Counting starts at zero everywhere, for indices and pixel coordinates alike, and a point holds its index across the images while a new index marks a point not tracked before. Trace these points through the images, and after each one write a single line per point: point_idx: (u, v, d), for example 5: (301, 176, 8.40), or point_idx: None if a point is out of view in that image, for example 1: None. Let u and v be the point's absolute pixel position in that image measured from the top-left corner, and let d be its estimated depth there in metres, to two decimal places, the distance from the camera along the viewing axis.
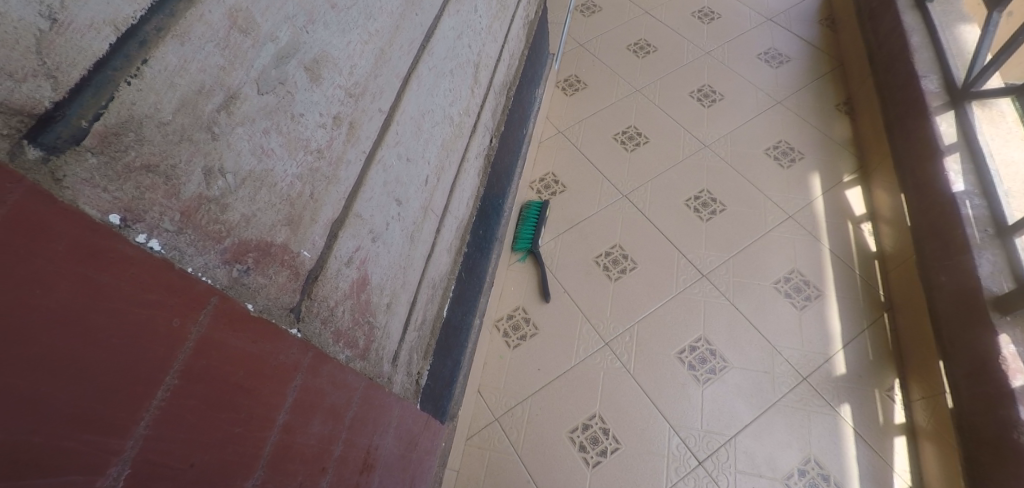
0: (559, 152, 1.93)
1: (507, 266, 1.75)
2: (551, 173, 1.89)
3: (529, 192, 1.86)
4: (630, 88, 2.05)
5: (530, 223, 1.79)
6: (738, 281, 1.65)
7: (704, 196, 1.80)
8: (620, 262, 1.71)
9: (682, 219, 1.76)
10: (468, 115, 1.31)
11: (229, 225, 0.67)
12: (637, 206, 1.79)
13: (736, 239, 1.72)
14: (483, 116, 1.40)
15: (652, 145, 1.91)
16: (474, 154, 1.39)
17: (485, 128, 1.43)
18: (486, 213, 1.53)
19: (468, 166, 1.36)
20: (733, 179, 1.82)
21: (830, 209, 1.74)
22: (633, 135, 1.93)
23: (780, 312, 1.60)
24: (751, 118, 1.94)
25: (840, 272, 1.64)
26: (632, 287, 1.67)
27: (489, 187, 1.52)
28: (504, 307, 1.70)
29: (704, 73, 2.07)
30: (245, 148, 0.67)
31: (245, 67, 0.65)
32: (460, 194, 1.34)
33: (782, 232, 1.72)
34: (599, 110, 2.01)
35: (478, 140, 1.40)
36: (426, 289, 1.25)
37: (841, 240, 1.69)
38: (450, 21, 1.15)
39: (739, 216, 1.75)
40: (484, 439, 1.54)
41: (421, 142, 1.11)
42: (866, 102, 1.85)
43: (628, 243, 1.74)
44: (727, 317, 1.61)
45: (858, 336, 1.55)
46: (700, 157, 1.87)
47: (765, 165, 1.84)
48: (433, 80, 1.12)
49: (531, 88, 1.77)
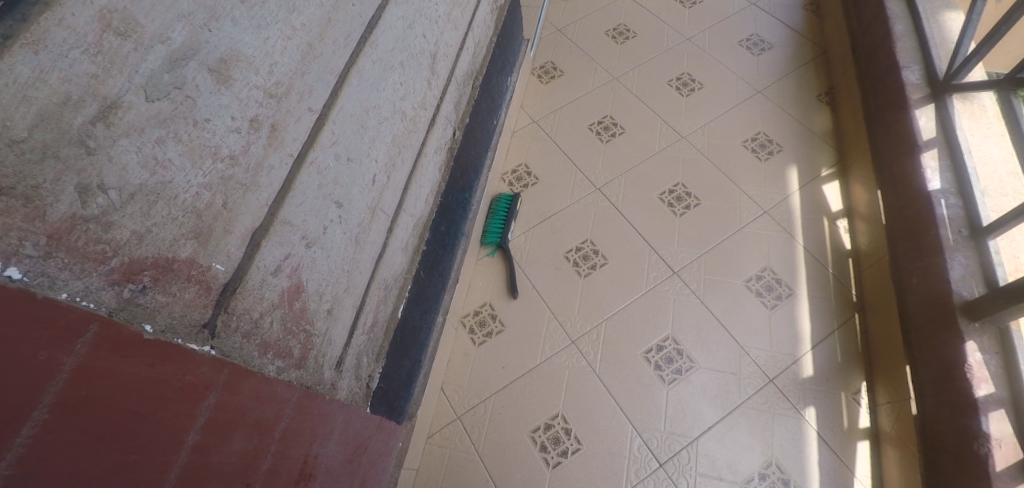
0: (532, 143, 1.87)
1: (475, 262, 1.71)
2: (524, 164, 1.83)
3: (501, 184, 1.80)
4: (607, 76, 1.98)
5: (500, 216, 1.73)
6: (709, 279, 1.61)
7: (677, 189, 1.74)
8: (590, 258, 1.67)
9: (656, 214, 1.71)
10: (424, 109, 1.26)
11: (115, 244, 0.62)
12: (610, 200, 1.74)
13: (709, 235, 1.67)
14: (443, 108, 1.35)
15: (628, 135, 1.85)
16: (434, 151, 1.34)
17: (446, 121, 1.37)
18: (450, 210, 1.48)
19: (426, 161, 1.31)
20: (710, 172, 1.76)
21: (807, 204, 1.69)
22: (609, 126, 1.87)
23: (751, 311, 1.56)
24: (731, 108, 1.87)
25: (813, 270, 1.59)
26: (602, 287, 1.63)
27: (453, 182, 1.47)
28: (470, 303, 1.68)
29: (685, 60, 1.99)
30: (133, 161, 0.62)
31: (127, 73, 0.60)
32: (416, 191, 1.28)
33: (756, 228, 1.67)
34: (576, 98, 1.94)
35: (438, 135, 1.34)
36: (376, 291, 1.21)
37: (817, 237, 1.64)
38: (398, 10, 1.09)
39: (714, 212, 1.70)
40: (445, 438, 1.53)
41: (365, 142, 1.05)
42: (847, 92, 1.78)
43: (598, 238, 1.69)
44: (695, 316, 1.57)
45: (827, 337, 1.51)
46: (677, 148, 1.81)
47: (742, 158, 1.78)
48: (378, 75, 1.06)
49: (502, 76, 1.70)
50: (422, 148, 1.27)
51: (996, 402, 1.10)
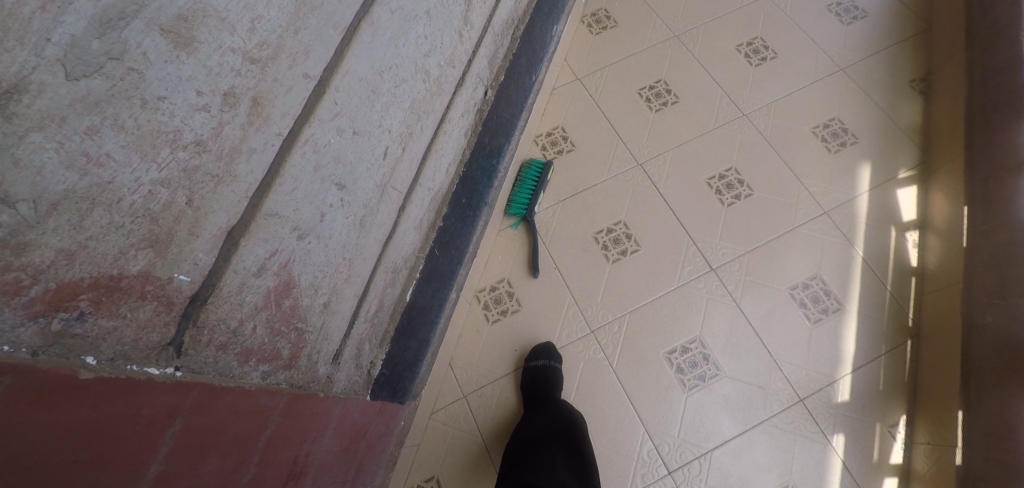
0: (573, 103, 1.67)
1: (496, 232, 1.57)
2: (561, 127, 1.64)
3: (533, 147, 1.62)
4: (666, 33, 1.74)
5: (528, 185, 1.56)
6: (751, 281, 1.46)
7: (727, 175, 1.56)
8: (621, 242, 1.52)
9: (701, 200, 1.54)
10: (452, 67, 1.06)
11: (31, 269, 0.48)
12: (652, 179, 1.57)
13: (757, 231, 1.50)
14: (475, 65, 1.14)
15: (681, 106, 1.64)
16: (461, 115, 1.15)
17: (478, 80, 1.18)
18: (474, 180, 1.31)
19: (450, 128, 1.12)
20: (768, 159, 1.57)
21: (876, 208, 1.50)
22: (661, 92, 1.66)
23: (791, 322, 1.42)
24: (805, 85, 1.65)
25: (868, 284, 1.44)
26: (631, 278, 1.49)
27: (480, 149, 1.29)
28: (487, 279, 1.56)
29: (759, 22, 1.74)
30: (50, 160, 0.46)
31: (31, 42, 0.43)
32: (435, 163, 1.11)
33: (811, 229, 1.49)
34: (628, 57, 1.71)
35: (466, 96, 1.14)
36: (382, 275, 1.07)
37: (880, 247, 1.46)
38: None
39: (767, 205, 1.52)
40: (449, 415, 1.47)
41: (375, 111, 0.87)
42: (948, 82, 1.54)
43: (632, 221, 1.54)
44: (730, 320, 1.43)
45: (872, 361, 1.38)
46: (735, 127, 1.61)
47: (807, 146, 1.58)
48: (399, 28, 0.86)
49: (548, 23, 1.48)
50: (445, 113, 1.09)
51: None
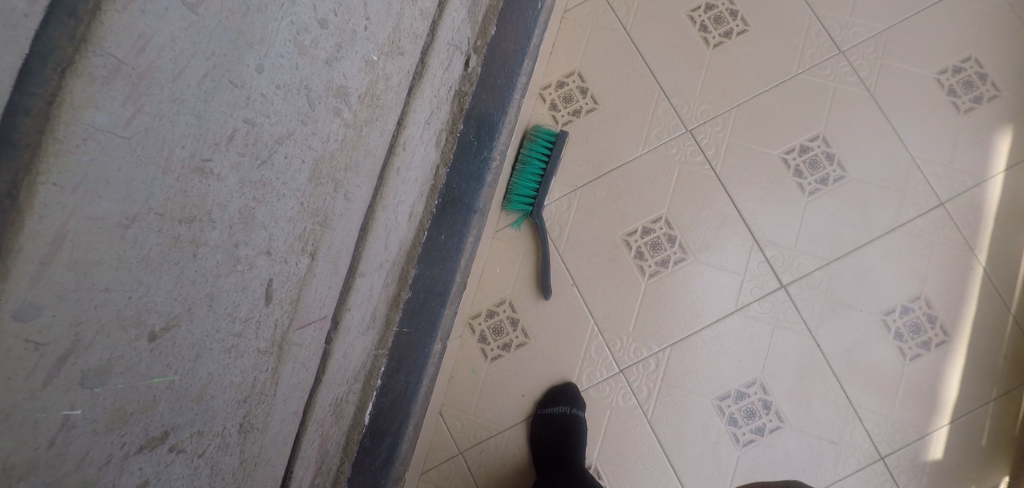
0: (590, 35, 1.10)
1: (494, 232, 1.09)
2: (578, 73, 1.09)
3: (539, 104, 1.08)
4: None
5: (534, 168, 1.05)
6: (831, 302, 1.07)
7: (813, 146, 1.07)
8: (661, 248, 1.07)
9: (772, 185, 1.06)
10: (389, 60, 0.54)
11: None
12: (709, 154, 1.06)
13: (849, 227, 1.07)
14: (435, 36, 0.62)
15: (751, 39, 1.09)
16: (419, 125, 0.63)
17: (445, 59, 0.65)
18: (459, 200, 0.81)
19: (404, 160, 0.62)
20: (871, 123, 1.07)
21: (1010, 197, 1.05)
22: (722, 16, 1.09)
23: (881, 358, 1.06)
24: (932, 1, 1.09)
25: (988, 304, 1.05)
26: (682, 300, 1.07)
27: (465, 153, 0.77)
28: (483, 301, 1.09)
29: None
30: None
31: None
32: (388, 225, 0.61)
33: (920, 227, 1.06)
34: None
35: (422, 93, 0.62)
36: (313, 434, 0.61)
37: (1007, 254, 1.05)
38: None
39: (863, 192, 1.07)
40: (444, 476, 1.09)
41: (207, 244, 0.38)
42: None
43: (679, 217, 1.07)
44: (804, 350, 1.07)
45: (978, 409, 1.04)
46: (824, 72, 1.08)
47: (923, 99, 1.07)
48: (226, 47, 0.34)
49: None
50: (386, 144, 0.58)
51: None
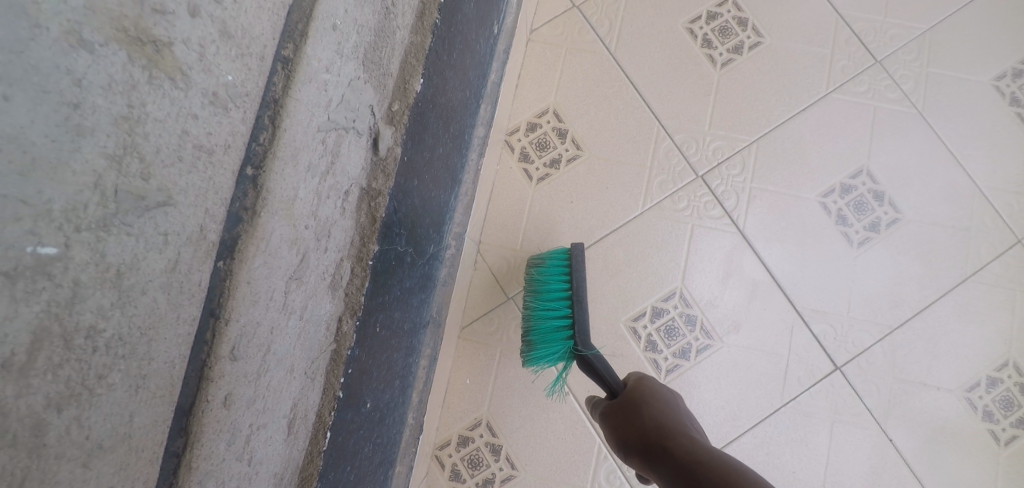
0: (565, 61, 0.81)
1: (460, 331, 0.81)
2: (553, 111, 0.80)
3: (506, 154, 0.80)
4: None
5: (556, 295, 0.70)
6: (900, 382, 0.76)
7: (855, 184, 0.77)
8: (678, 334, 0.78)
9: (807, 242, 0.77)
10: (105, 235, 0.19)
11: None
12: (723, 207, 0.78)
13: (908, 283, 0.76)
14: (285, 100, 0.26)
15: (769, 56, 0.79)
16: (263, 289, 0.29)
17: (312, 154, 0.30)
18: (392, 336, 0.52)
19: (243, 372, 0.29)
20: (924, 146, 0.77)
21: None
22: (727, 29, 0.80)
23: (967, 447, 0.75)
24: None
25: None
26: (706, 400, 0.76)
27: (394, 274, 0.47)
28: (452, 424, 0.81)
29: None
30: None
31: None
32: (261, 468, 0.33)
33: (995, 273, 0.76)
34: None
35: (271, 234, 0.27)
36: None
37: None
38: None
39: (924, 237, 0.77)
40: None
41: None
42: None
43: (698, 289, 0.78)
44: (874, 452, 0.76)
45: None
46: (865, 85, 0.78)
47: (984, 123, 0.77)
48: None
49: None
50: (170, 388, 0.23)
51: None
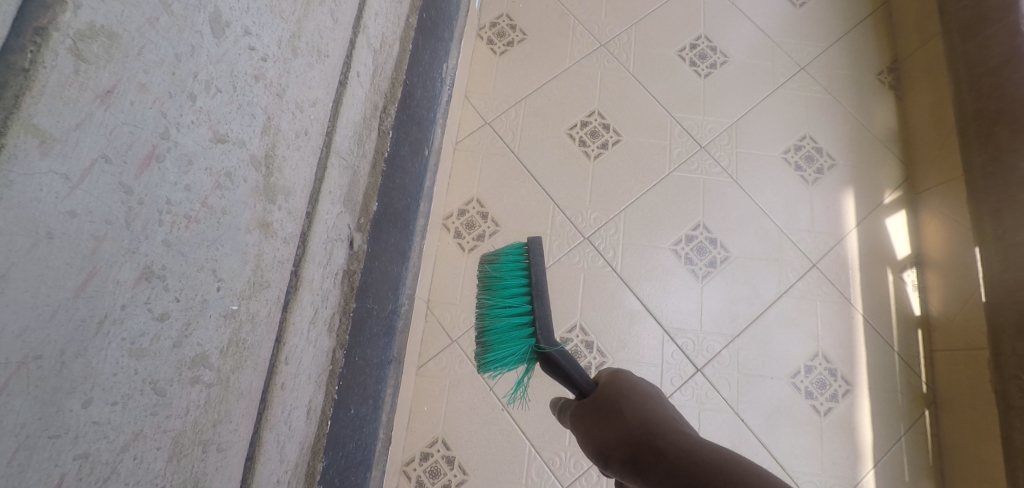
0: (484, 162, 1.08)
1: (417, 369, 1.03)
2: (476, 199, 1.06)
3: (444, 234, 1.04)
4: (584, 41, 1.14)
5: (513, 295, 0.85)
6: (745, 376, 1.03)
7: (696, 234, 1.06)
8: (581, 356, 1.00)
9: (667, 281, 1.04)
10: (252, 299, 0.45)
11: None
12: (606, 258, 1.04)
13: (742, 303, 1.05)
14: (303, 241, 0.54)
15: (626, 148, 1.09)
16: (300, 331, 0.56)
17: (317, 259, 0.57)
18: (365, 366, 0.77)
19: (289, 374, 0.55)
20: (742, 205, 1.08)
21: (866, 251, 1.07)
22: (596, 131, 1.10)
23: (797, 421, 1.02)
24: (784, 82, 1.13)
25: (874, 351, 1.05)
26: None
27: (364, 323, 0.73)
28: (415, 443, 1.01)
29: (700, 11, 1.17)
30: None
31: None
32: (283, 437, 0.56)
33: (802, 291, 1.06)
34: (540, 85, 1.12)
35: (304, 303, 0.56)
36: None
37: (877, 301, 1.06)
38: (96, 110, 0.30)
39: (749, 269, 1.06)
40: None
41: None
42: (922, 77, 1.08)
43: (590, 321, 1.02)
44: (733, 431, 1.01)
45: (893, 447, 1.02)
46: (695, 166, 1.09)
47: (780, 184, 1.09)
48: (35, 408, 0.28)
49: (432, 76, 0.90)
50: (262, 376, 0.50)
51: None
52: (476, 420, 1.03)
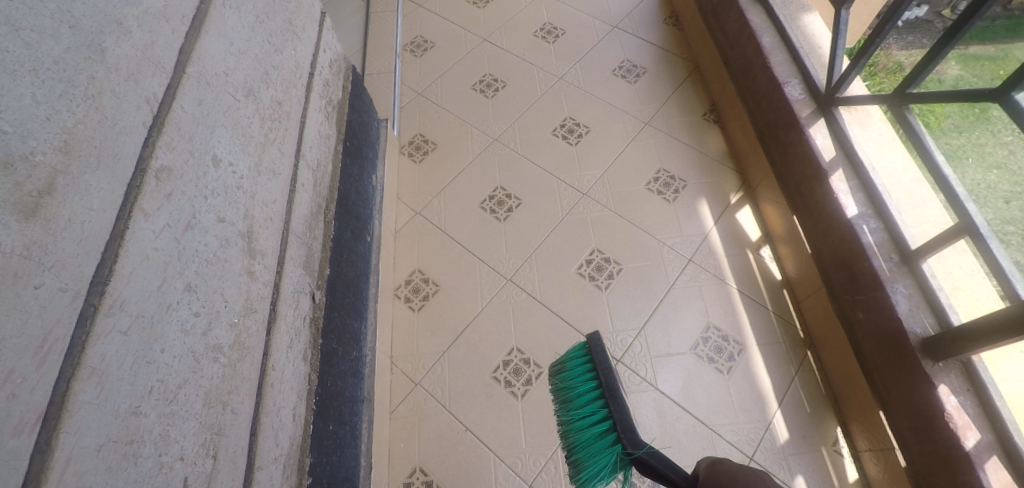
0: (420, 241, 1.40)
1: (388, 414, 1.23)
2: (418, 270, 1.37)
3: (398, 301, 1.34)
4: (483, 140, 1.52)
5: (587, 403, 0.83)
6: (655, 357, 1.27)
7: (594, 256, 1.37)
8: (522, 372, 1.26)
9: (577, 296, 1.32)
10: (246, 316, 0.76)
11: None
12: (527, 290, 1.34)
13: (640, 300, 1.32)
14: (275, 285, 0.84)
15: (527, 207, 1.43)
16: (283, 345, 0.85)
17: (288, 303, 0.87)
18: (338, 394, 1.02)
19: (277, 377, 0.82)
20: (625, 229, 1.40)
21: (726, 240, 1.39)
22: (502, 199, 1.44)
23: (705, 383, 1.24)
24: (637, 136, 1.53)
25: (754, 314, 1.31)
26: (548, 403, 1.23)
27: (331, 359, 1.01)
28: (396, 476, 1.17)
29: (563, 101, 1.59)
30: None
31: None
32: (267, 423, 0.78)
33: (685, 281, 1.34)
34: (455, 177, 1.47)
35: (283, 330, 0.85)
36: None
37: (745, 275, 1.35)
38: (165, 199, 0.62)
39: (641, 274, 1.35)
40: None
41: (145, 457, 0.57)
42: (733, 110, 1.48)
43: (524, 342, 1.29)
44: (656, 401, 1.23)
45: (789, 386, 1.24)
46: (582, 209, 1.42)
47: (650, 207, 1.42)
48: (140, 339, 0.57)
49: (365, 184, 1.25)
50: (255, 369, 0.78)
51: (987, 448, 0.93)
52: (445, 446, 1.20)
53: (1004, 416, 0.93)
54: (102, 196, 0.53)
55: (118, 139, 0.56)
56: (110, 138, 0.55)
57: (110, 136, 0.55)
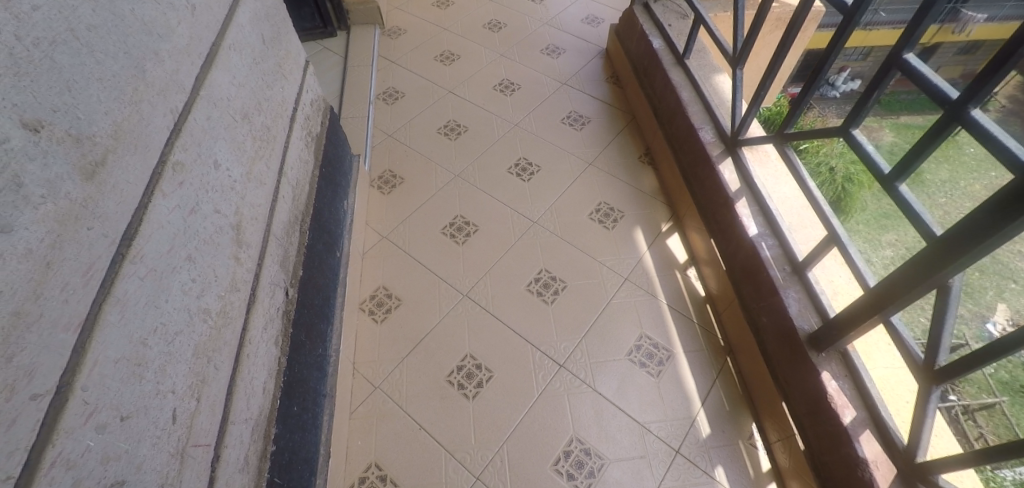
0: (386, 261, 1.56)
1: (349, 414, 1.33)
2: (382, 286, 1.52)
3: (363, 314, 1.48)
4: (446, 176, 1.72)
5: None
6: (593, 361, 1.43)
7: (542, 274, 1.55)
8: (474, 375, 1.40)
9: (526, 309, 1.49)
10: (233, 293, 0.89)
11: None
12: (481, 304, 1.50)
13: (583, 311, 1.50)
14: (258, 274, 0.99)
15: (483, 232, 1.61)
16: (260, 325, 0.96)
17: (268, 291, 1.02)
18: (304, 382, 1.13)
19: (253, 352, 0.92)
20: (569, 252, 1.59)
21: (658, 262, 1.59)
22: (461, 226, 1.62)
23: (637, 385, 1.40)
24: (583, 175, 1.74)
25: (682, 325, 1.49)
26: (495, 401, 1.36)
27: (299, 349, 1.13)
28: (353, 471, 1.27)
29: (518, 144, 1.80)
30: None
31: None
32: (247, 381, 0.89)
33: (622, 298, 1.52)
34: (419, 206, 1.66)
35: (263, 313, 0.98)
36: None
37: (674, 291, 1.54)
38: (181, 183, 0.78)
39: (582, 290, 1.53)
40: None
41: (147, 381, 0.67)
42: (663, 153, 1.71)
43: (478, 349, 1.43)
44: (594, 401, 1.37)
45: (711, 387, 1.40)
46: (532, 235, 1.61)
47: (592, 234, 1.62)
48: (158, 288, 0.71)
49: (337, 205, 1.42)
50: (246, 339, 0.91)
51: (862, 423, 1.11)
52: (403, 443, 1.31)
53: (874, 396, 1.12)
54: (137, 174, 0.69)
55: (150, 135, 0.73)
56: (145, 132, 0.72)
57: (145, 130, 0.72)
